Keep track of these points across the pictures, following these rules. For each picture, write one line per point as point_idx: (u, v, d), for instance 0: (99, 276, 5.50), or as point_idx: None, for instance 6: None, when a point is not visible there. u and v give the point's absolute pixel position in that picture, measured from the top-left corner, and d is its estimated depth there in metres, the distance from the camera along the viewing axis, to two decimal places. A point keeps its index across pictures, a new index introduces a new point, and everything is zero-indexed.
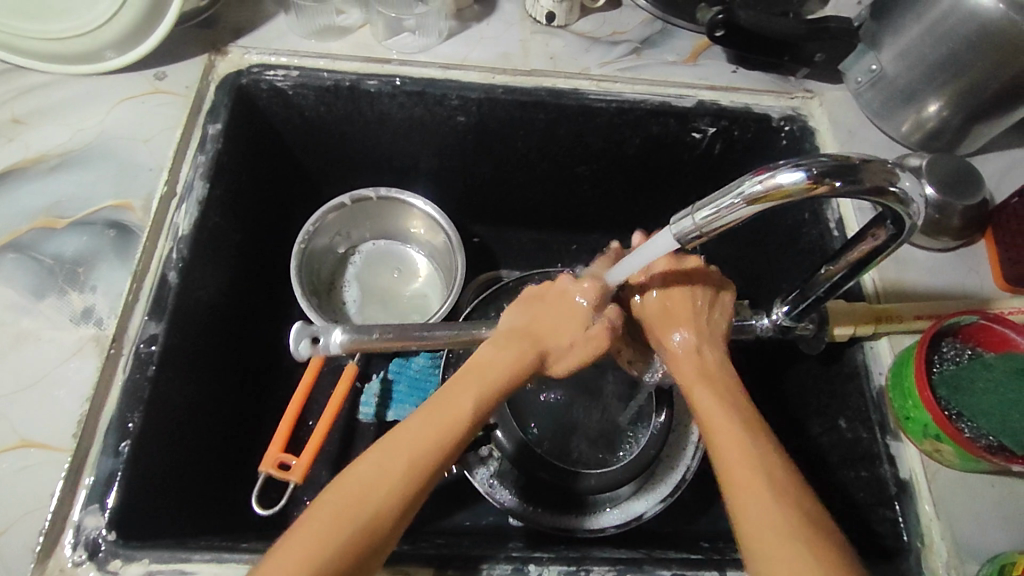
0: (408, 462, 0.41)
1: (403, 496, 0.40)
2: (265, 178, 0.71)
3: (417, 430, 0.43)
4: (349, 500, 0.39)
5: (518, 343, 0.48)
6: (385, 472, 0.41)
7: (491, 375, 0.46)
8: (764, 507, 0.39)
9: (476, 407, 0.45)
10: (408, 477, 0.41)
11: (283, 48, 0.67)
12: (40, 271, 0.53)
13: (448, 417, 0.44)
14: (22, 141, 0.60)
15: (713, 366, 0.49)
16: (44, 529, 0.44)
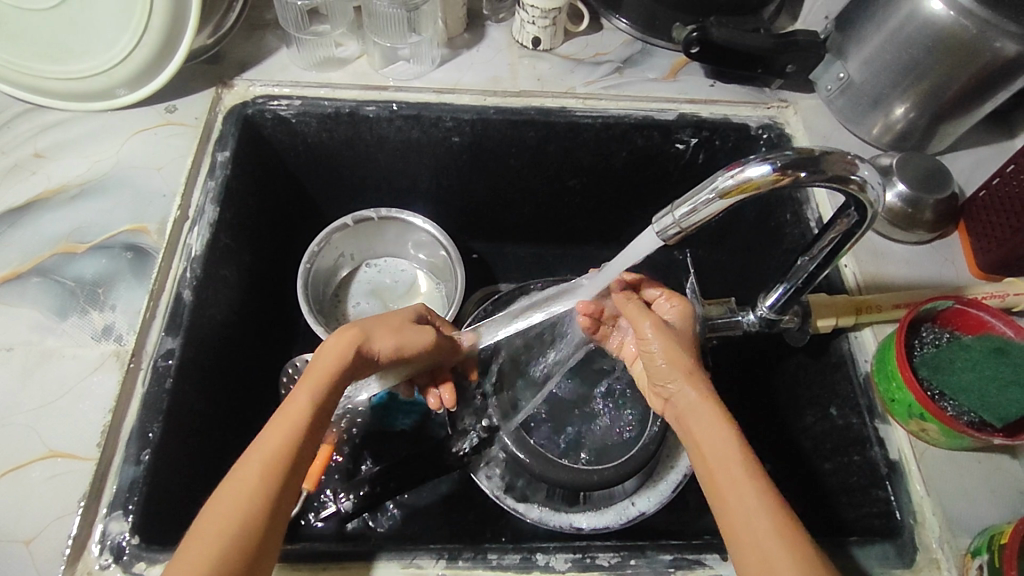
0: (264, 467, 0.43)
1: (269, 504, 0.42)
2: (272, 202, 0.74)
3: (271, 435, 0.45)
4: (232, 506, 0.41)
5: (390, 337, 0.55)
6: (258, 477, 0.43)
7: (330, 357, 0.50)
8: (747, 518, 0.41)
9: (315, 398, 0.47)
10: (266, 473, 0.43)
11: (286, 80, 0.72)
12: (63, 293, 0.56)
13: (301, 409, 0.47)
14: (43, 174, 0.63)
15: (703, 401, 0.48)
16: (72, 533, 0.46)
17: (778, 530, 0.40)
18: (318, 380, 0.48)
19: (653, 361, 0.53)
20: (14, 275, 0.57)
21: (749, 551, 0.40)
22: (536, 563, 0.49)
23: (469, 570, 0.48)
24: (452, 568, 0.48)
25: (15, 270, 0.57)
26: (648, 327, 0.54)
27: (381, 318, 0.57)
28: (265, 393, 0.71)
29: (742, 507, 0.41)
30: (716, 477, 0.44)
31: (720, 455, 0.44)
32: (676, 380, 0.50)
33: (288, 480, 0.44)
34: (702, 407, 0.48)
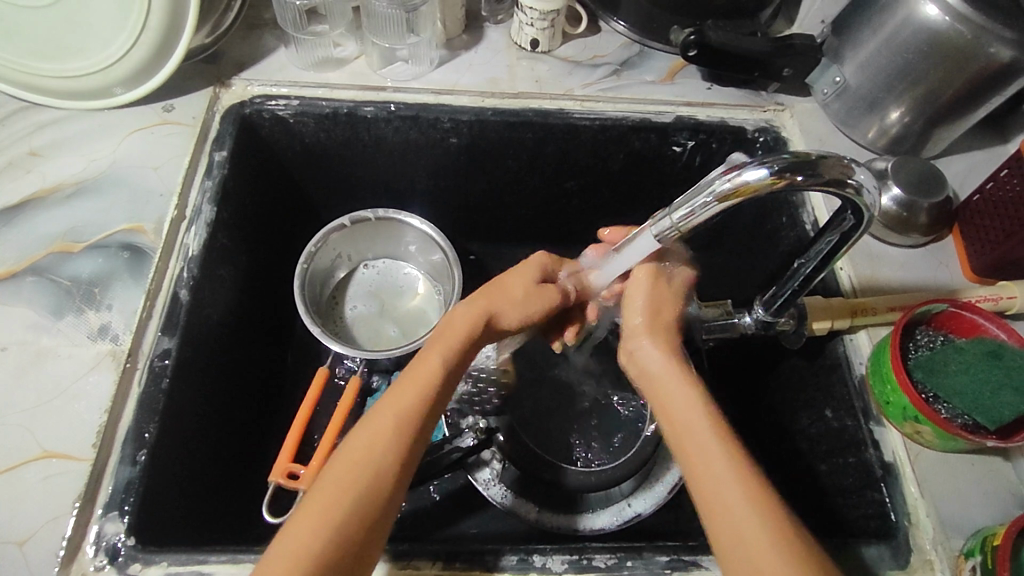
0: (386, 422, 0.44)
1: (395, 461, 0.43)
2: (269, 202, 0.74)
3: (399, 393, 0.46)
4: (356, 464, 0.42)
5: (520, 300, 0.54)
6: (378, 433, 0.44)
7: (459, 319, 0.50)
8: (717, 485, 0.41)
9: (445, 362, 0.48)
10: (392, 430, 0.44)
11: (284, 79, 0.72)
12: (58, 293, 0.56)
13: (430, 368, 0.47)
14: (38, 173, 0.63)
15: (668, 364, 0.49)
16: (67, 534, 0.46)
17: (748, 499, 0.40)
18: (444, 344, 0.49)
19: (631, 320, 0.52)
20: (9, 274, 0.57)
21: (719, 521, 0.40)
22: (532, 564, 0.49)
23: (466, 571, 0.48)
24: (448, 569, 0.48)
25: (10, 269, 0.57)
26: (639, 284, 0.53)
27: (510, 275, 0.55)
28: (261, 392, 0.70)
29: (712, 474, 0.42)
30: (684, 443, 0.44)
31: (688, 420, 0.45)
32: (647, 342, 0.50)
33: (416, 442, 0.45)
34: (668, 373, 0.48)
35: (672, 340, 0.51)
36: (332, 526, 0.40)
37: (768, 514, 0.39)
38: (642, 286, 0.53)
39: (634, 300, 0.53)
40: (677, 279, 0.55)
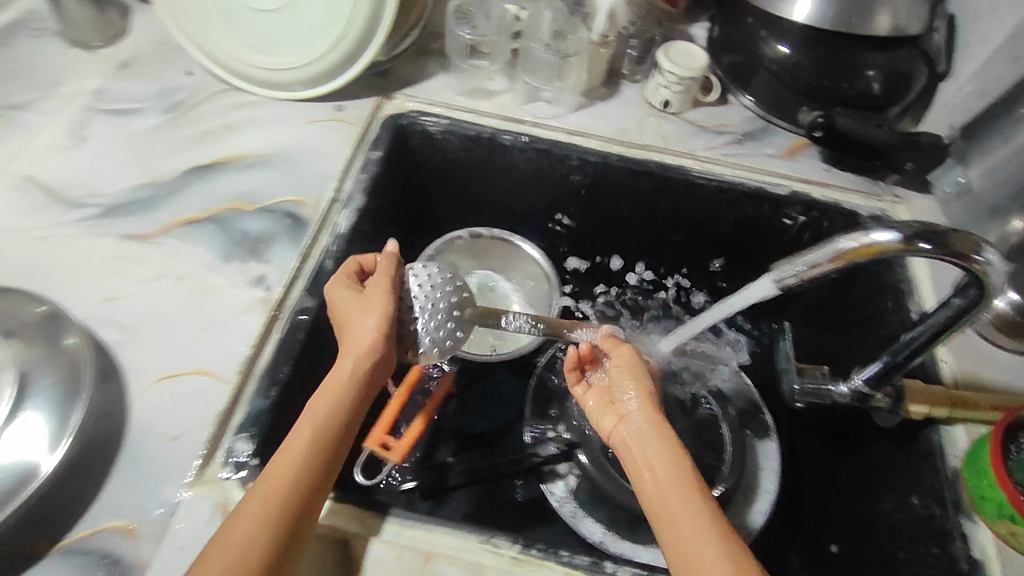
0: (279, 481, 0.47)
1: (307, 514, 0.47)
2: (404, 204, 0.83)
3: (300, 456, 0.49)
4: (256, 514, 0.45)
5: (381, 340, 0.56)
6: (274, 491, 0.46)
7: (342, 380, 0.54)
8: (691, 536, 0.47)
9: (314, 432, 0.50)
10: (295, 487, 0.47)
11: (440, 100, 0.81)
12: (231, 242, 0.65)
13: (323, 432, 0.51)
14: (229, 143, 0.74)
15: (646, 421, 0.55)
16: (206, 441, 0.52)
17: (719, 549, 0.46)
18: (335, 413, 0.52)
19: (621, 389, 0.59)
20: (192, 220, 0.66)
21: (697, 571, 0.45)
22: (603, 569, 0.49)
23: (541, 561, 0.49)
24: (525, 556, 0.49)
25: (193, 216, 0.67)
26: (622, 358, 0.61)
27: (347, 306, 0.57)
28: None
29: (686, 527, 0.47)
30: (663, 497, 0.50)
31: (666, 476, 0.51)
32: (635, 402, 0.57)
33: (300, 501, 0.47)
34: (646, 433, 0.55)
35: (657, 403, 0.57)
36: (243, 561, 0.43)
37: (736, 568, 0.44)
38: (620, 363, 0.60)
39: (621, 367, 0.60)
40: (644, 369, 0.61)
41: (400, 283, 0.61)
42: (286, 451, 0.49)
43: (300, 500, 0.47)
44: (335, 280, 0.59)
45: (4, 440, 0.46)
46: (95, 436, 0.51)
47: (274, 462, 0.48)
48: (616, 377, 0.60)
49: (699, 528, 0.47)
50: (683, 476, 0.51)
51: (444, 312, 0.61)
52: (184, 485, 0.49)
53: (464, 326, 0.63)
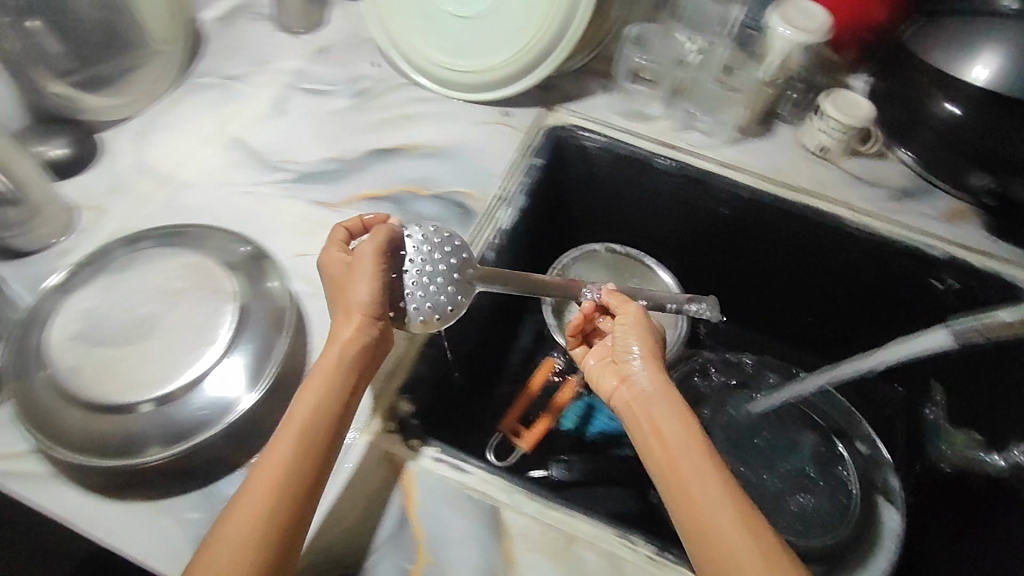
0: (276, 467, 0.47)
1: (309, 501, 0.47)
2: (554, 213, 0.87)
3: (290, 447, 0.47)
4: (256, 505, 0.45)
5: (364, 321, 0.54)
6: (272, 480, 0.46)
7: (331, 361, 0.52)
8: (710, 504, 0.46)
9: (309, 412, 0.49)
10: (292, 479, 0.46)
11: (598, 117, 0.83)
12: (405, 221, 0.71)
13: (318, 421, 0.49)
14: (406, 132, 0.80)
15: (660, 389, 0.53)
16: (374, 395, 0.57)
17: (738, 518, 0.45)
18: (329, 397, 0.50)
19: (624, 347, 0.57)
20: (373, 196, 0.73)
21: (716, 541, 0.45)
22: None
23: (677, 567, 0.50)
24: (660, 559, 0.50)
25: (375, 192, 0.74)
26: (629, 317, 0.58)
27: (339, 283, 0.57)
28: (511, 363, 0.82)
29: (703, 493, 0.46)
30: (677, 460, 0.48)
31: (685, 444, 0.49)
32: (641, 364, 0.55)
33: (298, 483, 0.46)
34: (661, 398, 0.52)
35: (662, 367, 0.55)
36: (249, 547, 0.44)
37: (756, 536, 0.45)
38: (631, 326, 0.57)
39: (630, 327, 0.57)
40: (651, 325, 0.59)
41: (393, 255, 0.59)
42: (278, 446, 0.48)
43: (297, 481, 0.46)
44: (325, 258, 0.58)
45: (212, 377, 0.54)
46: (290, 374, 0.59)
47: (268, 458, 0.47)
48: (619, 334, 0.58)
49: (719, 496, 0.46)
50: (700, 438, 0.50)
51: (444, 275, 0.60)
52: (356, 430, 0.55)
53: (466, 290, 0.61)
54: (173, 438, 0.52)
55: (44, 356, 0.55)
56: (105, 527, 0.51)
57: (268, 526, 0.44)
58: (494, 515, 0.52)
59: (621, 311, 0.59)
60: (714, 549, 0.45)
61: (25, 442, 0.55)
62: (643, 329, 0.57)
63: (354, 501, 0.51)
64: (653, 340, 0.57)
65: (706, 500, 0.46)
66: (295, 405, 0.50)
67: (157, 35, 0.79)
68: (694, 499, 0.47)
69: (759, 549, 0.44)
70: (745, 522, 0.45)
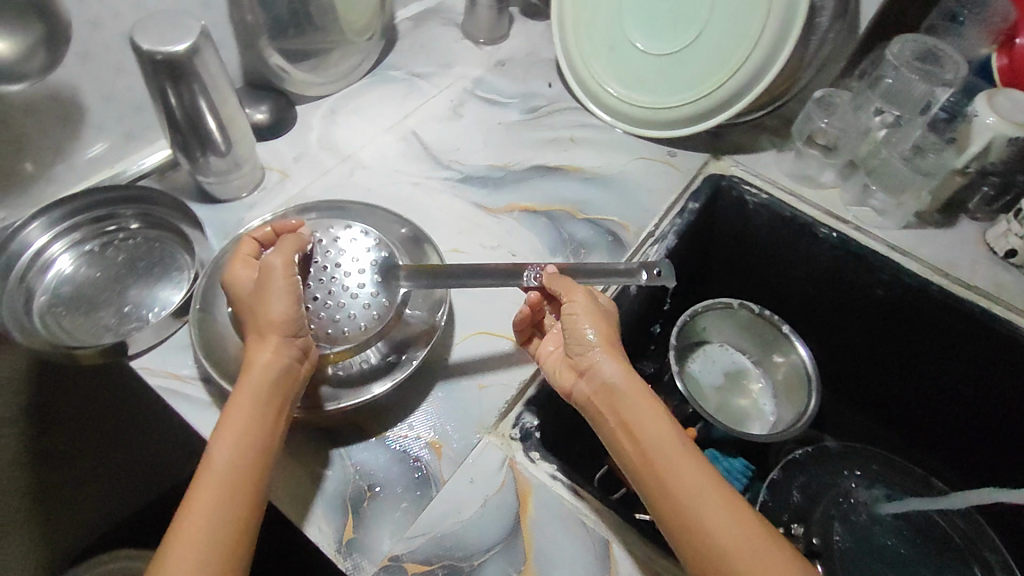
0: (210, 498, 0.44)
1: (250, 529, 0.45)
2: (696, 260, 0.85)
3: (215, 489, 0.45)
4: (194, 538, 0.43)
5: (277, 342, 0.51)
6: (207, 511, 0.44)
7: (255, 380, 0.49)
8: (705, 508, 0.44)
9: (241, 434, 0.47)
10: (230, 515, 0.44)
11: (764, 175, 0.82)
12: (559, 240, 0.74)
13: (242, 455, 0.47)
14: (571, 154, 0.83)
15: (624, 381, 0.50)
16: (506, 400, 0.59)
17: (730, 518, 0.43)
18: (256, 417, 0.48)
19: (576, 333, 0.54)
20: (530, 209, 0.77)
21: (714, 545, 0.42)
22: None
23: None
24: None
25: (534, 206, 0.77)
26: (578, 303, 0.55)
27: (249, 307, 0.52)
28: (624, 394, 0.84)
29: (696, 499, 0.44)
30: (659, 465, 0.46)
31: (661, 444, 0.47)
32: (601, 353, 0.52)
33: (234, 509, 0.45)
34: (631, 393, 0.50)
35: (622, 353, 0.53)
36: None
37: (751, 536, 0.43)
38: (581, 318, 0.54)
39: (577, 313, 0.54)
40: (601, 317, 0.55)
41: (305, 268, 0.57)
42: (199, 492, 0.45)
43: (231, 507, 0.45)
44: (231, 280, 0.54)
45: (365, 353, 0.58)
46: (430, 360, 0.61)
47: (190, 507, 0.44)
48: (570, 317, 0.54)
49: (709, 500, 0.44)
50: (676, 437, 0.47)
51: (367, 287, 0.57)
52: (484, 430, 0.57)
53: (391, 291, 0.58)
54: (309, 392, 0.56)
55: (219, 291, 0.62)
56: None
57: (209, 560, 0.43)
58: (605, 548, 0.52)
59: (567, 295, 0.56)
60: (716, 556, 0.42)
61: (195, 368, 0.61)
62: (591, 319, 0.54)
63: (471, 498, 0.53)
64: (606, 326, 0.54)
65: (695, 502, 0.44)
66: (212, 446, 0.47)
67: (356, 28, 0.83)
68: (686, 505, 0.44)
69: (755, 550, 0.42)
70: (737, 521, 0.43)
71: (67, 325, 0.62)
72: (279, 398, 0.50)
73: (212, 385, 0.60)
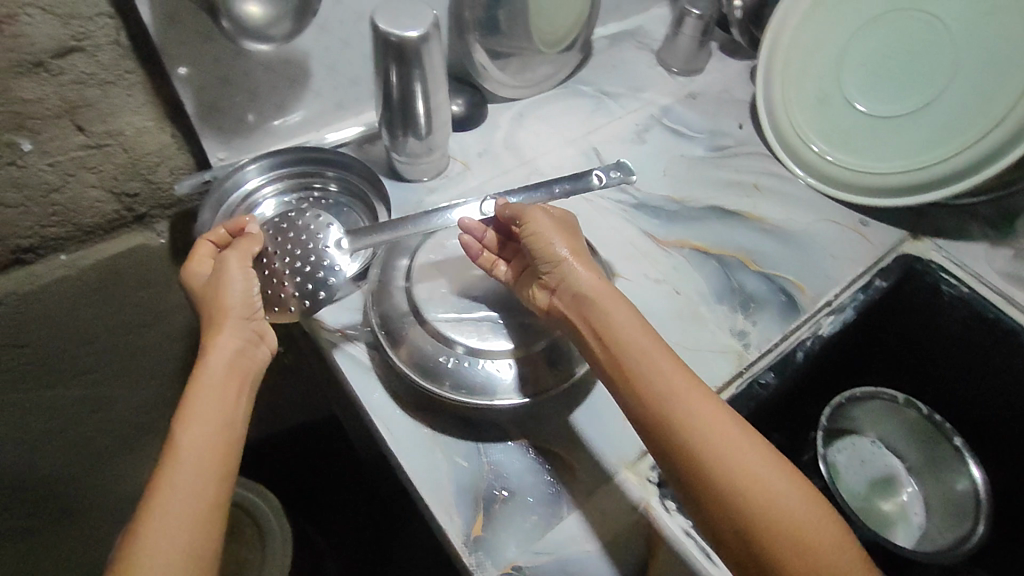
0: (189, 469, 0.47)
1: (225, 497, 0.48)
2: (868, 343, 0.79)
3: (187, 464, 0.47)
4: (173, 510, 0.45)
5: (234, 326, 0.55)
6: (190, 482, 0.47)
7: (220, 357, 0.53)
8: (704, 417, 0.47)
9: (207, 411, 0.50)
10: (211, 486, 0.47)
11: (970, 266, 0.73)
12: (726, 287, 0.71)
13: (209, 432, 0.49)
14: (753, 202, 0.80)
15: (601, 290, 0.55)
16: None
17: (723, 422, 0.47)
18: (221, 394, 0.51)
19: (548, 246, 0.57)
20: (701, 248, 0.75)
21: (718, 449, 0.46)
22: None
23: None
24: None
25: (705, 246, 0.75)
26: (545, 219, 0.59)
27: (208, 300, 0.56)
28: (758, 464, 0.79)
29: (695, 413, 0.47)
30: (649, 375, 0.49)
31: (644, 355, 0.50)
32: (576, 262, 0.56)
33: (213, 478, 0.47)
34: (614, 306, 0.54)
35: (590, 263, 0.57)
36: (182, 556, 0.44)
37: (738, 428, 0.48)
38: (551, 232, 0.58)
39: (546, 231, 0.58)
40: (568, 234, 0.59)
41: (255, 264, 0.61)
42: (172, 470, 0.47)
43: (210, 475, 0.47)
44: (188, 275, 0.59)
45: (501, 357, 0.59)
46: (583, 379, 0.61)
47: (164, 482, 0.46)
48: (541, 229, 0.58)
49: (705, 407, 0.48)
50: (652, 342, 0.52)
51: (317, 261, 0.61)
52: (623, 463, 0.56)
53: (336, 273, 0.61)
54: (475, 389, 0.57)
55: (409, 272, 0.64)
56: (394, 436, 0.58)
57: (196, 529, 0.45)
58: None
59: (523, 217, 0.59)
60: (717, 458, 0.46)
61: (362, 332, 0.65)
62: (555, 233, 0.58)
63: (601, 530, 0.53)
64: (573, 241, 0.58)
65: (688, 408, 0.48)
66: (178, 428, 0.49)
67: (549, 40, 0.83)
68: (684, 416, 0.47)
69: (750, 449, 0.47)
70: (728, 422, 0.48)
71: None
72: (241, 376, 0.53)
73: (376, 351, 0.63)
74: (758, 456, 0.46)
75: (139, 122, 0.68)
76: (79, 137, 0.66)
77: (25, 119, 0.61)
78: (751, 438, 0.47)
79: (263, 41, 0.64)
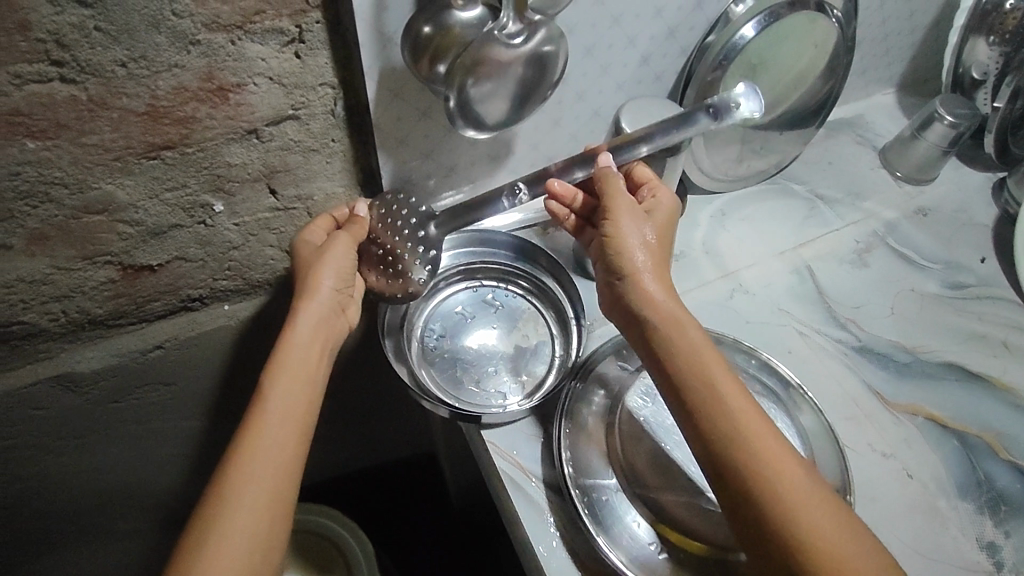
0: (278, 428, 0.50)
1: (303, 455, 0.51)
2: None
3: (277, 420, 0.50)
4: (262, 466, 0.48)
5: (329, 295, 0.56)
6: (278, 439, 0.50)
7: (310, 319, 0.55)
8: (792, 486, 0.44)
9: (295, 375, 0.53)
10: (296, 447, 0.50)
11: None
12: (971, 479, 0.60)
13: (294, 394, 0.52)
14: (1002, 364, 0.67)
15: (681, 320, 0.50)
16: None
17: (811, 492, 0.44)
18: (307, 357, 0.54)
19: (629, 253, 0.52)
20: (938, 419, 0.63)
21: (812, 530, 0.42)
22: None
23: None
24: None
25: (942, 416, 0.63)
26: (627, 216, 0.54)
27: (308, 267, 0.57)
28: None
29: (782, 479, 0.44)
30: (734, 431, 0.45)
31: (727, 403, 0.46)
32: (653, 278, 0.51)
33: (297, 441, 0.51)
34: (696, 345, 0.49)
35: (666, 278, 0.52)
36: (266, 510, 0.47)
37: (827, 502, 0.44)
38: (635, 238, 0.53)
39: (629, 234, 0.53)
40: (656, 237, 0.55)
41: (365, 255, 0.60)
42: (264, 418, 0.50)
43: (294, 436, 0.51)
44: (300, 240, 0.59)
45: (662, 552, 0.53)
46: None
47: (254, 433, 0.49)
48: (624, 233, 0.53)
49: (791, 473, 0.44)
50: (734, 389, 0.47)
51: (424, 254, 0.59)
52: None
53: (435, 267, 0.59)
54: None
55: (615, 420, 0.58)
56: None
57: (280, 486, 0.49)
58: None
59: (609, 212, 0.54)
60: (811, 538, 0.42)
61: (541, 468, 0.57)
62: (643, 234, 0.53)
63: None
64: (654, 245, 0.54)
65: (775, 473, 0.44)
66: (267, 384, 0.52)
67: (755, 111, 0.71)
68: (772, 482, 0.44)
69: (847, 532, 0.43)
70: (816, 496, 0.44)
71: (429, 366, 0.63)
72: (324, 343, 0.56)
73: (559, 497, 0.56)
74: (855, 542, 0.43)
75: (331, 189, 0.62)
76: (270, 200, 0.60)
77: (224, 182, 0.56)
78: (841, 518, 0.44)
79: (480, 129, 0.54)
